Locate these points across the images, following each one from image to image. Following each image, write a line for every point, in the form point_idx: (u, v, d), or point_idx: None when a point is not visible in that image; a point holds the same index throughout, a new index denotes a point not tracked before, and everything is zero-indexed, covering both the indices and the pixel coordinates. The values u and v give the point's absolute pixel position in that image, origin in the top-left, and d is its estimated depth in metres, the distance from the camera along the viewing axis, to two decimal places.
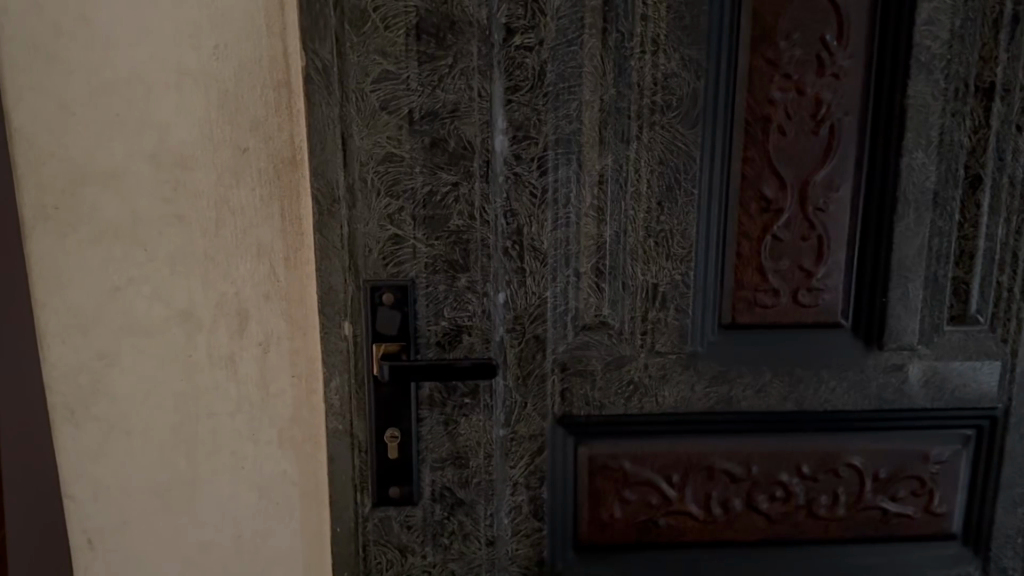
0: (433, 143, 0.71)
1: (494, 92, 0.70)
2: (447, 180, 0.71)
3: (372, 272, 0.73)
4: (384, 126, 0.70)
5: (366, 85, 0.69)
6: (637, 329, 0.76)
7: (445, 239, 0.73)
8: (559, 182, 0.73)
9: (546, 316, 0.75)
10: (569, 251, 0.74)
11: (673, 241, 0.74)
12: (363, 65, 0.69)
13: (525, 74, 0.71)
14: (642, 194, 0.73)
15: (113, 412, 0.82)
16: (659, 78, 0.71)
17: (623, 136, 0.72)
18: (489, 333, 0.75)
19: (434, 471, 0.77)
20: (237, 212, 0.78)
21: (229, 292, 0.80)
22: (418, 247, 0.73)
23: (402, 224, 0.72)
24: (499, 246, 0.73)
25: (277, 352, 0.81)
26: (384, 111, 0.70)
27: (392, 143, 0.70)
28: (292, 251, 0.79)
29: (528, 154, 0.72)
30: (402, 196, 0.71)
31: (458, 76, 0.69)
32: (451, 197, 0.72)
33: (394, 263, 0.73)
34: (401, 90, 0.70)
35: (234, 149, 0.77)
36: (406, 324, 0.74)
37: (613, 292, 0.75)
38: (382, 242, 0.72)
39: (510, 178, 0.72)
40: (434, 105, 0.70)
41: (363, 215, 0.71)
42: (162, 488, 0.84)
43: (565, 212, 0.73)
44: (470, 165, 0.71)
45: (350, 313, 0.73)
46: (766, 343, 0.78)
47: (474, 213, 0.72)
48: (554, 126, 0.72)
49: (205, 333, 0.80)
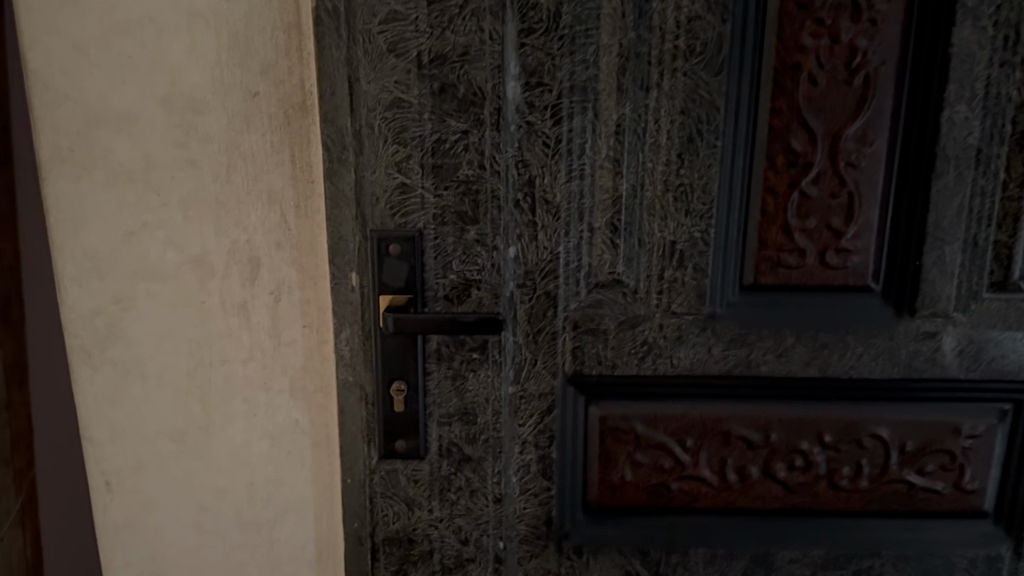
0: (441, 88, 0.68)
1: (506, 35, 0.67)
2: (456, 128, 0.69)
3: (379, 221, 0.71)
4: (393, 71, 0.68)
5: (373, 27, 0.67)
6: (654, 288, 0.73)
7: (454, 189, 0.70)
8: (574, 132, 0.70)
9: (558, 272, 0.73)
10: (583, 205, 0.71)
11: (694, 197, 0.70)
12: (371, 5, 0.66)
13: (540, 16, 0.67)
14: (661, 146, 0.69)
15: (129, 355, 0.82)
16: (683, 21, 0.67)
17: (643, 84, 0.68)
18: (499, 287, 0.73)
19: (441, 426, 0.76)
20: (249, 158, 0.77)
21: (241, 240, 0.79)
22: (425, 197, 0.71)
23: (410, 172, 0.70)
24: (510, 198, 0.71)
25: (288, 302, 0.80)
26: (392, 54, 0.67)
27: (400, 88, 0.68)
28: (303, 200, 0.78)
29: (541, 101, 0.69)
30: (409, 144, 0.69)
31: (469, 17, 0.66)
32: (460, 146, 0.69)
33: (402, 213, 0.71)
34: (409, 32, 0.67)
35: (246, 93, 0.75)
36: (414, 277, 0.72)
37: (628, 249, 0.72)
38: (389, 191, 0.71)
39: (522, 127, 0.70)
40: (443, 48, 0.67)
41: (371, 163, 0.70)
42: (177, 434, 0.85)
43: (579, 164, 0.70)
44: (480, 112, 0.68)
45: (359, 265, 0.72)
46: (790, 306, 0.74)
47: (484, 163, 0.70)
48: (569, 72, 0.68)
49: (216, 281, 0.80)
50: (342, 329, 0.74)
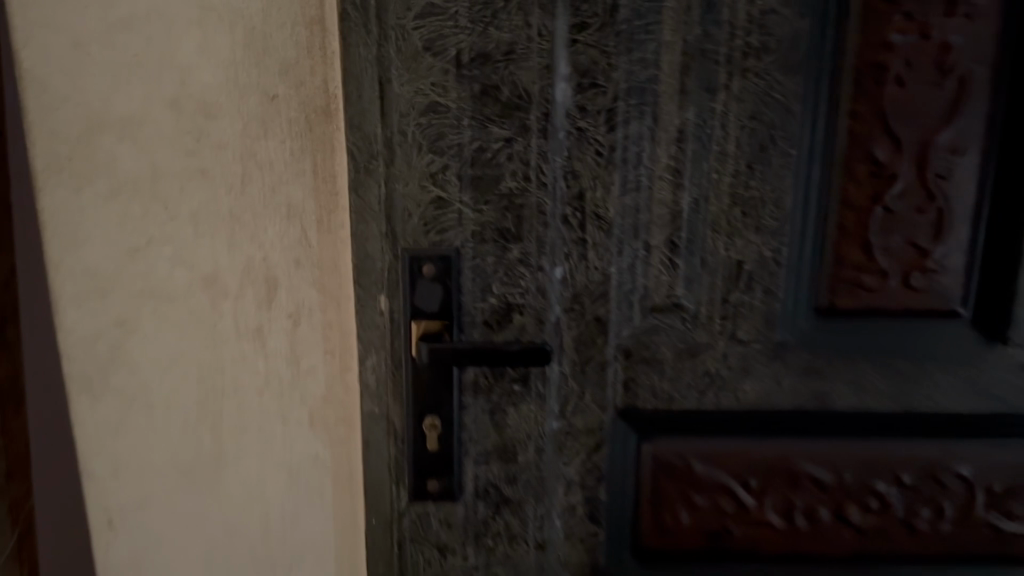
0: (482, 91, 0.61)
1: (556, 31, 0.60)
2: (499, 135, 0.61)
3: (411, 238, 0.64)
4: (428, 71, 0.60)
5: (407, 22, 0.59)
6: (717, 313, 0.65)
7: (495, 204, 0.63)
8: (630, 140, 0.62)
9: (609, 295, 0.66)
10: (639, 221, 0.64)
11: (764, 211, 0.63)
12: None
13: (594, 10, 0.59)
14: (728, 155, 0.62)
15: (133, 383, 0.75)
16: (755, 15, 0.59)
17: (709, 85, 0.61)
18: (543, 312, 0.66)
19: (479, 465, 0.69)
20: (266, 167, 0.69)
21: (257, 257, 0.71)
22: (463, 212, 0.63)
23: (446, 185, 0.63)
24: (557, 213, 0.64)
25: (308, 326, 0.73)
26: (428, 53, 0.60)
27: (436, 90, 0.61)
28: (325, 213, 0.70)
29: (594, 105, 0.61)
30: (446, 153, 0.62)
31: (515, 11, 0.59)
32: (504, 155, 0.62)
33: (437, 230, 0.64)
34: (447, 28, 0.59)
35: (263, 96, 0.68)
36: (449, 301, 0.65)
37: (689, 269, 0.65)
38: (422, 205, 0.63)
39: (571, 133, 0.62)
40: (486, 46, 0.60)
41: (402, 174, 0.63)
42: (187, 467, 0.77)
43: (635, 175, 0.63)
44: (526, 117, 0.61)
45: (387, 286, 0.65)
46: (868, 333, 0.66)
47: (530, 174, 0.62)
48: (626, 72, 0.61)
49: (230, 302, 0.73)
50: (369, 358, 0.67)
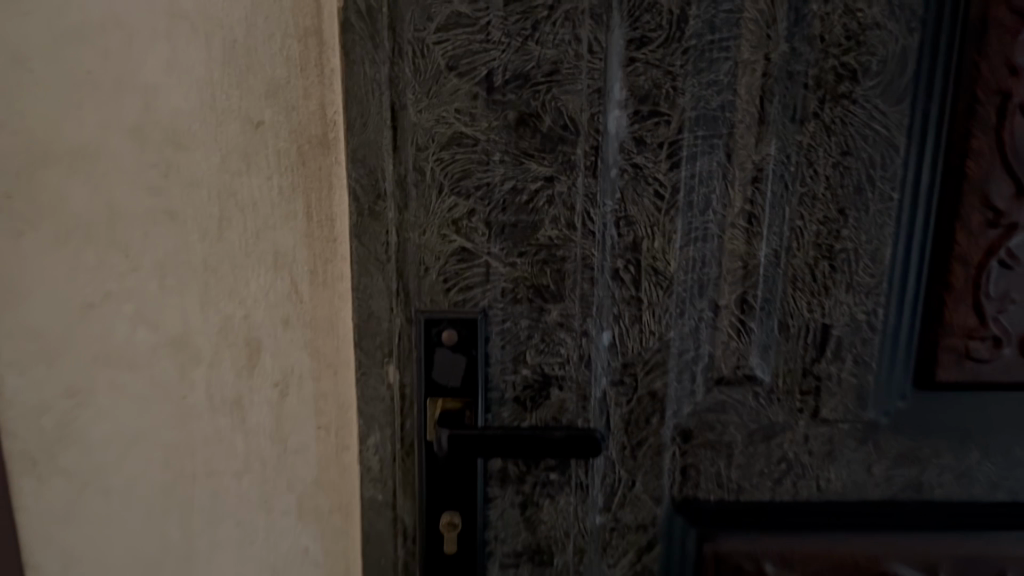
0: (519, 119, 0.49)
1: (610, 46, 0.48)
2: (539, 173, 0.50)
3: (428, 298, 0.52)
4: (453, 96, 0.49)
5: (427, 35, 0.48)
6: (798, 387, 0.55)
7: (532, 256, 0.51)
8: (696, 178, 0.51)
9: (668, 365, 0.54)
10: (704, 276, 0.53)
11: (859, 266, 0.52)
12: (425, 5, 0.47)
13: (656, 21, 0.49)
14: (817, 198, 0.51)
15: (83, 463, 0.62)
16: (854, 30, 0.49)
17: (794, 114, 0.50)
18: (587, 386, 0.54)
19: (506, 570, 0.57)
20: (249, 209, 0.57)
21: (236, 315, 0.59)
22: (492, 266, 0.51)
23: (472, 233, 0.51)
24: (606, 266, 0.52)
25: (296, 397, 0.60)
26: (452, 73, 0.48)
27: (462, 118, 0.49)
28: (318, 262, 0.58)
29: (654, 137, 0.50)
30: (472, 195, 0.50)
31: (561, 22, 0.48)
32: (543, 197, 0.50)
33: (459, 288, 0.52)
34: (477, 42, 0.48)
35: (246, 122, 0.55)
36: (472, 373, 0.53)
37: (763, 335, 0.54)
38: (443, 258, 0.51)
39: (626, 170, 0.51)
40: (524, 65, 0.48)
41: (419, 221, 0.51)
42: (153, 562, 0.65)
43: (702, 222, 0.52)
44: (571, 150, 0.50)
45: (397, 355, 0.53)
46: (968, 408, 0.56)
47: (575, 220, 0.51)
48: (693, 97, 0.50)
49: (205, 370, 0.60)
50: (373, 440, 0.54)
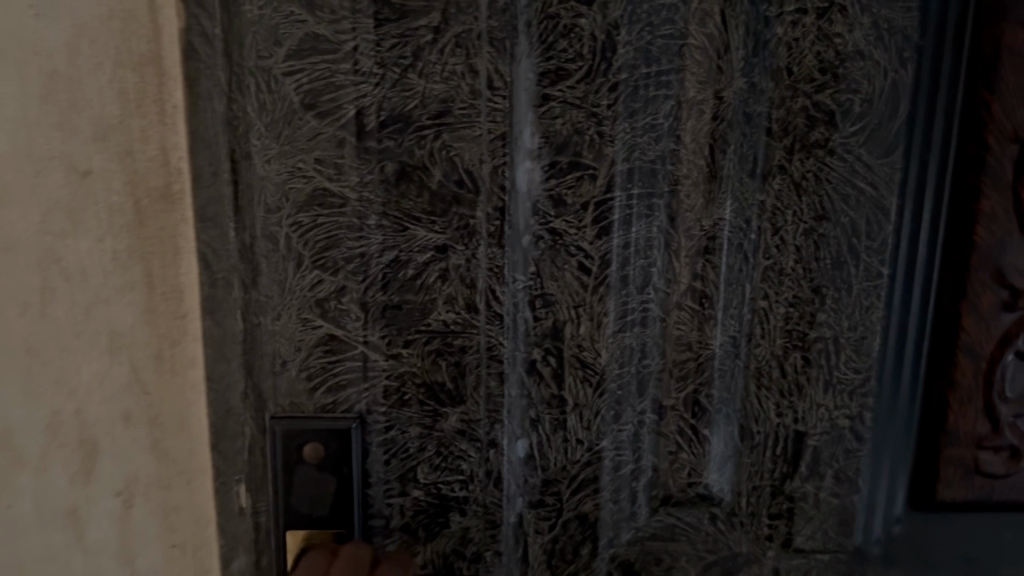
0: (399, 171, 0.38)
1: (515, 81, 0.37)
2: (424, 242, 0.39)
3: (287, 399, 0.40)
4: (312, 142, 0.37)
5: (276, 63, 0.37)
6: (765, 509, 0.43)
7: (420, 347, 0.40)
8: (633, 248, 0.40)
9: (599, 481, 0.42)
10: (644, 370, 0.42)
11: (840, 359, 0.41)
12: (274, 26, 0.36)
13: (575, 47, 0.37)
14: (785, 273, 0.41)
15: None
16: (830, 61, 0.39)
17: (758, 168, 0.40)
18: (497, 515, 0.41)
19: None
20: (76, 277, 0.37)
21: (63, 412, 0.38)
22: (369, 358, 0.40)
23: (342, 318, 0.39)
24: (518, 359, 0.40)
25: (153, 522, 0.41)
26: (310, 113, 0.37)
27: (326, 172, 0.38)
28: (167, 345, 0.40)
29: (577, 197, 0.39)
30: (341, 269, 0.39)
31: (451, 51, 0.37)
32: (432, 272, 0.39)
33: (327, 388, 0.40)
34: (341, 75, 0.37)
35: (92, 129, 0.37)
36: (345, 497, 0.41)
37: (716, 443, 0.43)
38: (305, 348, 0.40)
39: (542, 238, 0.39)
40: (404, 105, 0.37)
41: (273, 303, 0.39)
42: None
43: (640, 304, 0.41)
44: (467, 213, 0.38)
45: (250, 473, 0.41)
46: (962, 521, 0.47)
47: (473, 300, 0.39)
48: (624, 145, 0.39)
49: (28, 475, 0.37)
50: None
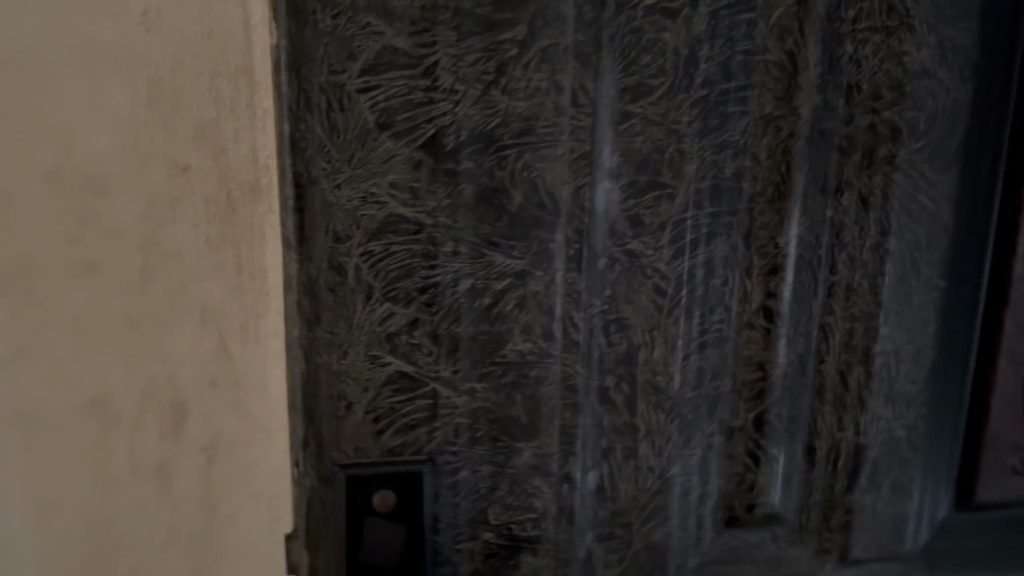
0: (478, 195, 0.37)
1: (599, 97, 0.37)
2: (505, 268, 0.37)
3: (351, 446, 0.38)
4: (386, 163, 0.36)
5: (349, 79, 0.35)
6: (824, 524, 0.44)
7: (495, 376, 0.38)
8: (707, 268, 0.40)
9: (670, 507, 0.42)
10: (715, 391, 0.42)
11: (897, 369, 0.43)
12: (345, 36, 0.34)
13: (658, 63, 0.37)
14: (849, 289, 0.42)
15: None
16: (899, 81, 0.40)
17: (828, 184, 0.40)
18: (571, 549, 0.41)
19: None
20: (174, 257, 0.39)
21: (160, 378, 0.40)
22: (440, 395, 0.38)
23: (415, 353, 0.38)
24: (591, 386, 0.40)
25: (229, 488, 0.42)
26: (384, 133, 0.35)
27: (399, 195, 0.36)
28: (248, 317, 0.40)
29: (656, 217, 0.39)
30: (414, 301, 0.37)
31: (535, 66, 0.36)
32: (512, 299, 0.38)
33: (394, 431, 0.38)
34: (420, 90, 0.35)
35: (123, 131, 0.37)
36: (415, 546, 0.40)
37: (778, 466, 0.43)
38: (372, 389, 0.38)
39: (619, 259, 0.39)
40: (486, 122, 0.36)
41: (342, 337, 0.37)
42: None
43: (717, 328, 0.41)
44: (549, 237, 0.37)
45: (313, 526, 0.39)
46: (1009, 526, 0.49)
47: (551, 327, 0.38)
48: (702, 165, 0.39)
49: (125, 436, 0.40)
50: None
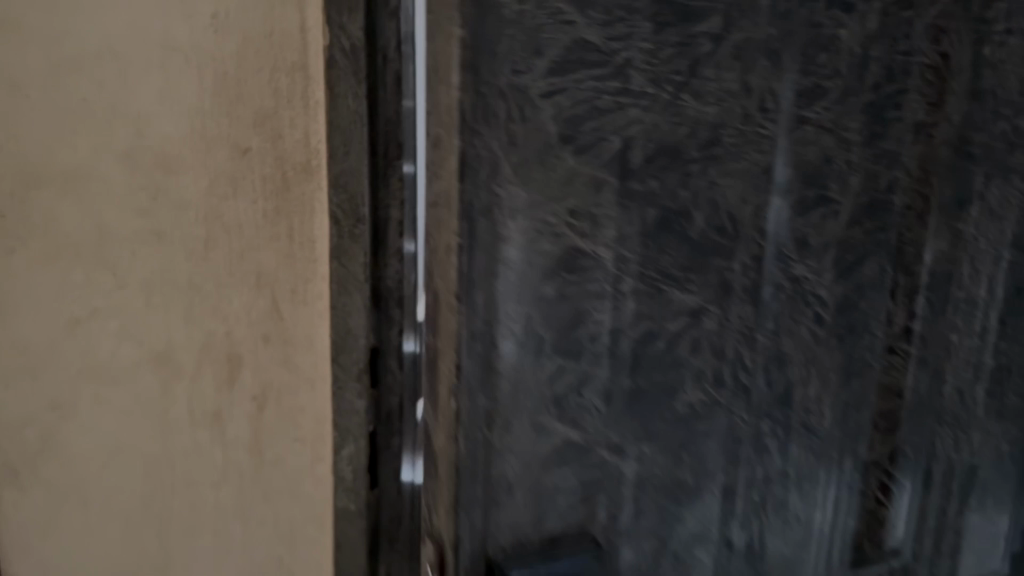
0: (661, 221, 0.33)
1: (778, 109, 0.34)
2: (684, 308, 0.35)
3: (512, 532, 0.34)
4: (566, 186, 0.31)
5: (532, 81, 0.30)
6: (935, 546, 0.44)
7: (658, 433, 0.36)
8: (857, 294, 0.37)
9: (806, 558, 0.41)
10: (855, 424, 0.39)
11: (1012, 382, 0.42)
12: (533, 25, 0.29)
13: (832, 68, 0.34)
14: (974, 306, 0.40)
15: None
16: None
17: (962, 195, 0.38)
18: None
19: None
20: (233, 225, 0.39)
21: (215, 332, 0.40)
22: (607, 463, 0.35)
23: (588, 413, 0.34)
24: (750, 426, 0.37)
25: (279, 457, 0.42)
26: (568, 147, 0.31)
27: (580, 227, 0.32)
28: (299, 281, 0.40)
29: (821, 236, 0.36)
30: (589, 349, 0.33)
31: (728, 67, 0.33)
32: (688, 342, 0.35)
33: (560, 509, 0.35)
34: (611, 95, 0.31)
35: (185, 107, 0.37)
36: None
37: (902, 502, 0.42)
38: (536, 467, 0.34)
39: (785, 288, 0.36)
40: (674, 135, 0.32)
41: (503, 408, 0.33)
42: None
43: (863, 355, 0.38)
44: (727, 265, 0.35)
45: None
46: None
47: (723, 367, 0.36)
48: (863, 180, 0.36)
49: (186, 386, 0.41)
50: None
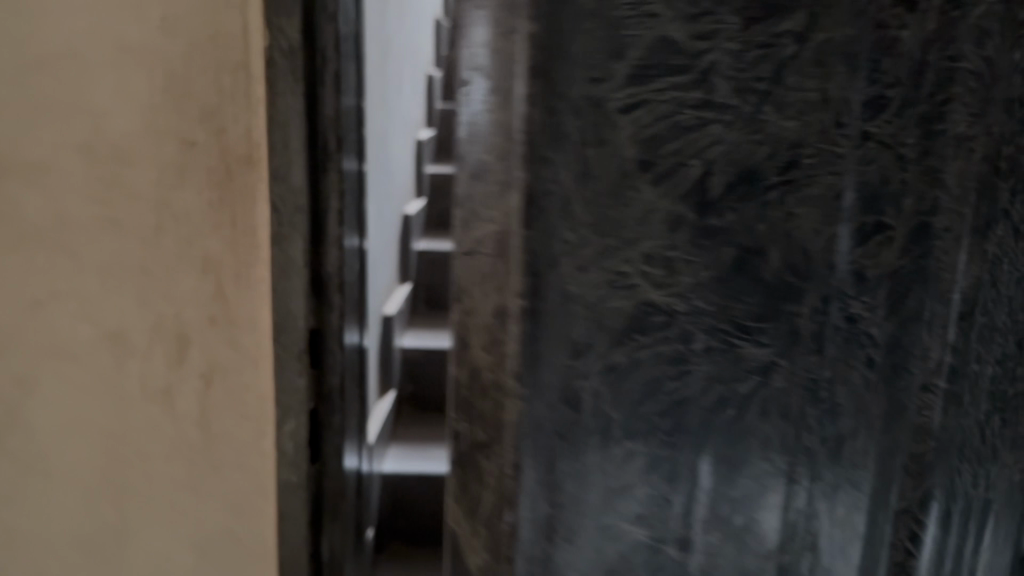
0: (737, 258, 0.39)
1: (837, 143, 0.38)
2: (758, 338, 0.40)
3: (593, 511, 0.41)
4: (641, 219, 0.38)
5: (612, 92, 0.37)
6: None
7: (681, 447, 0.41)
8: (913, 322, 0.41)
9: None
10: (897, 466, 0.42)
11: None
12: (612, 27, 0.36)
13: (895, 103, 0.38)
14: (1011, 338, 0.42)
15: (24, 449, 0.58)
16: None
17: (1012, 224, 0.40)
18: None
19: None
20: (183, 216, 0.52)
21: (168, 315, 0.54)
22: (674, 472, 0.41)
23: (675, 417, 0.41)
24: (807, 444, 0.42)
25: (223, 401, 0.56)
26: (643, 173, 0.38)
27: (655, 260, 0.39)
28: (238, 272, 0.53)
29: (877, 268, 0.40)
30: (667, 343, 0.40)
31: (806, 80, 0.37)
32: (756, 374, 0.41)
33: (643, 505, 0.41)
34: (691, 109, 0.37)
35: (145, 114, 0.51)
36: None
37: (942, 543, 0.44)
38: (623, 470, 0.41)
39: (842, 324, 0.41)
40: (748, 155, 0.38)
41: (559, 471, 0.40)
42: (91, 549, 0.60)
43: (906, 397, 0.42)
44: (796, 309, 0.40)
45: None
46: None
47: (787, 386, 0.41)
48: (925, 219, 0.40)
49: (137, 360, 0.56)
50: (289, 541, 0.58)
